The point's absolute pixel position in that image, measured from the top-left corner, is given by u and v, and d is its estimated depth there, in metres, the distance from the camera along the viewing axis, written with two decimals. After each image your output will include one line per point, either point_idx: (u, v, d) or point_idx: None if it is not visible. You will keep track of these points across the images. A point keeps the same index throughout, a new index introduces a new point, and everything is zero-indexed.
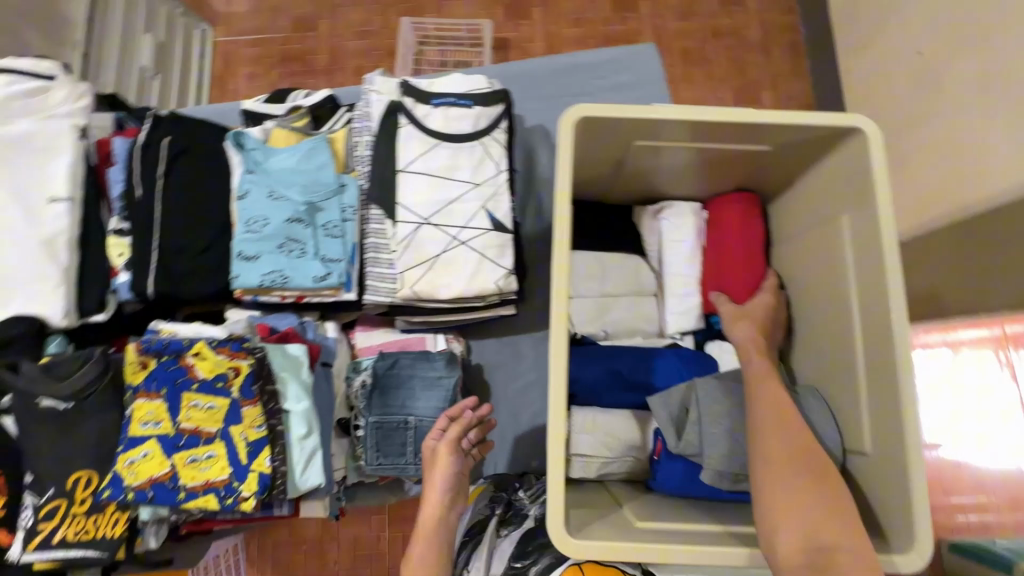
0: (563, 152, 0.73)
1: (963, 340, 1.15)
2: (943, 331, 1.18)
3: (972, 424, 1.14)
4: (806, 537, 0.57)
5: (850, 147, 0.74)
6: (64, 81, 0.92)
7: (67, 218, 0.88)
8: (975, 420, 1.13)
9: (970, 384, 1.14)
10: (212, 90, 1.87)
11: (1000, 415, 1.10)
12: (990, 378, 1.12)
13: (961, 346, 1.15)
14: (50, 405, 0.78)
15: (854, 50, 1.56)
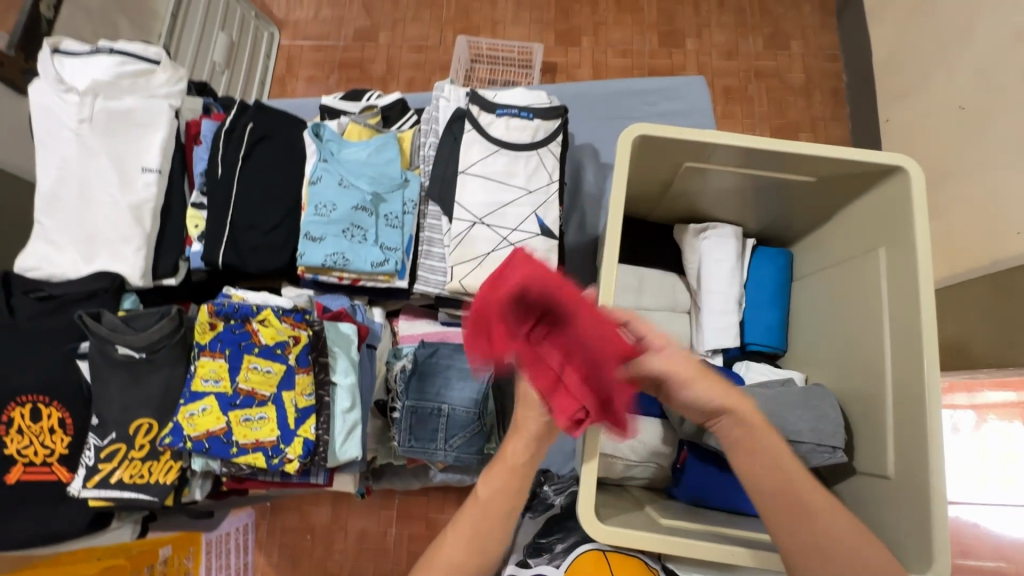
0: (621, 165, 0.79)
1: (988, 403, 1.03)
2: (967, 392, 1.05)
3: (997, 491, 0.99)
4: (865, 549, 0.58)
5: (893, 185, 0.79)
6: (167, 65, 1.00)
7: (155, 187, 0.97)
8: (1000, 485, 0.99)
9: (995, 450, 1.01)
10: (273, 88, 1.99)
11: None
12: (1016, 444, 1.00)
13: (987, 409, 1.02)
14: (125, 354, 0.84)
15: (896, 101, 1.61)
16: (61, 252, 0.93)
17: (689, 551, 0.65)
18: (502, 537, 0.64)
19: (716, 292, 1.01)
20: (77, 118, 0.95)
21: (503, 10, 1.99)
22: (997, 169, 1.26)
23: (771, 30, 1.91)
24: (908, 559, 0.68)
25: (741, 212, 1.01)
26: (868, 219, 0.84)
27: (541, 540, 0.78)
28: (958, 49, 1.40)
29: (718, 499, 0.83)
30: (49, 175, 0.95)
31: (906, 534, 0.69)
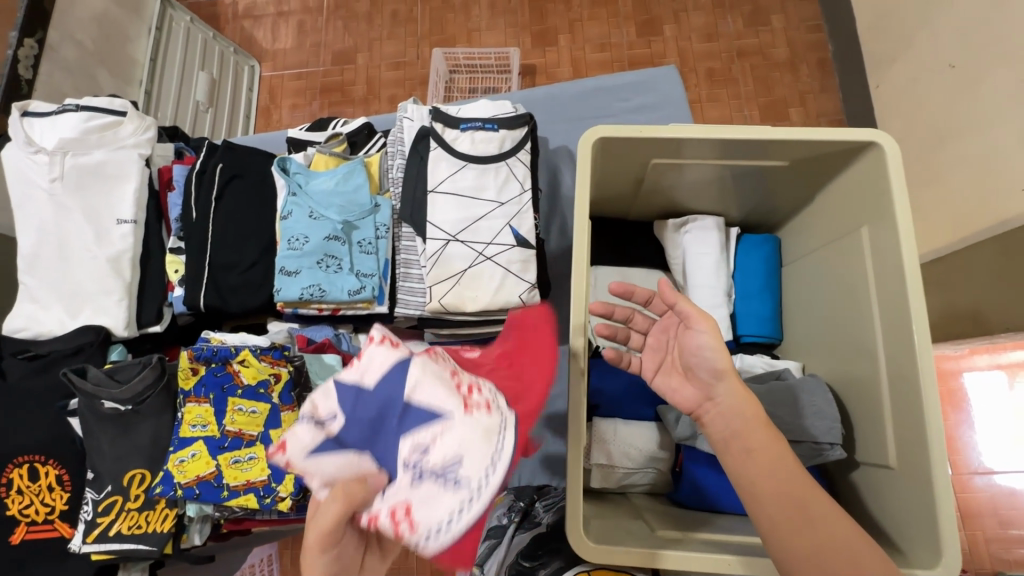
0: (583, 170, 0.78)
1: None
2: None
3: None
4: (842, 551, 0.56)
5: (867, 160, 0.77)
6: (133, 115, 1.02)
7: (131, 237, 0.98)
8: None
9: None
10: (258, 120, 2.01)
11: None
12: None
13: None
14: (112, 408, 0.85)
15: (885, 66, 1.56)
16: (46, 310, 0.95)
17: (682, 562, 0.64)
18: None
19: (704, 288, 0.98)
20: (49, 178, 0.96)
21: (477, 18, 1.98)
22: (994, 125, 1.20)
23: (750, 8, 1.87)
24: (918, 553, 0.65)
25: (721, 202, 0.98)
26: (850, 197, 0.81)
27: (527, 563, 0.78)
28: (940, 6, 1.36)
29: (709, 503, 0.81)
30: (29, 236, 0.96)
31: (911, 525, 0.66)
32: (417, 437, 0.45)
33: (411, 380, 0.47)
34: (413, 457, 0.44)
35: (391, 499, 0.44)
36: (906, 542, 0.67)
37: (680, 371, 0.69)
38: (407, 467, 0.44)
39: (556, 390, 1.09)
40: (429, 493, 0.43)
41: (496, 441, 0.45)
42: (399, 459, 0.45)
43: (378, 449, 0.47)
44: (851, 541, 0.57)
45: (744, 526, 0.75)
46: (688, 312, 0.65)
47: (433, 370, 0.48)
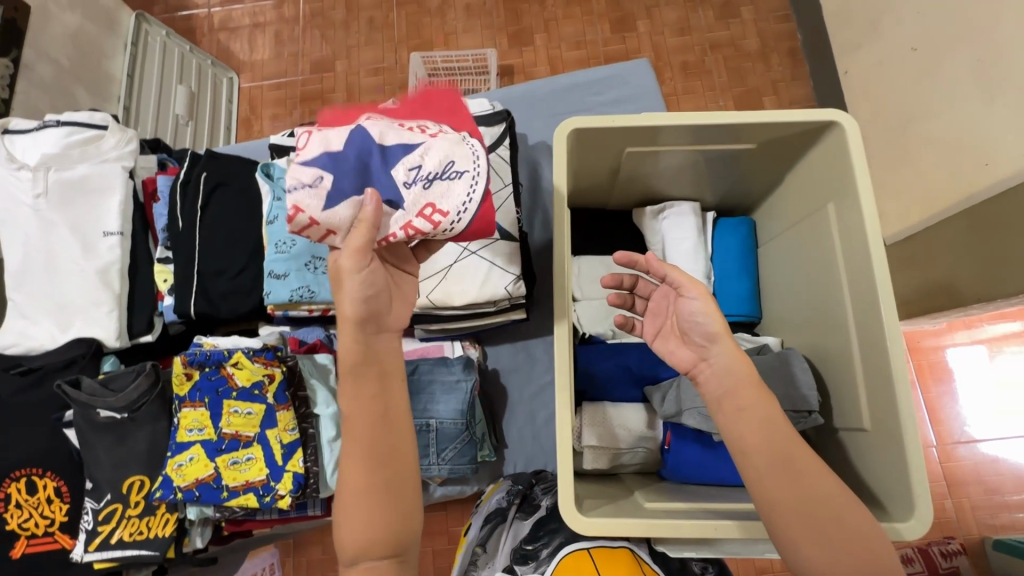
0: (560, 161, 0.80)
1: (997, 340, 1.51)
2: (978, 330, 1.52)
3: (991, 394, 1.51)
4: (822, 510, 0.59)
5: (830, 139, 0.80)
6: (115, 129, 1.02)
7: (119, 249, 0.99)
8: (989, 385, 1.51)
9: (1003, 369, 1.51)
10: (239, 131, 2.01)
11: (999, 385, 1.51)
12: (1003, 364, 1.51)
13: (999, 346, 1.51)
14: (108, 416, 0.86)
15: (852, 51, 1.61)
16: (36, 325, 0.95)
17: (673, 531, 0.66)
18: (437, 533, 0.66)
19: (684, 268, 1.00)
20: (33, 194, 0.97)
21: (454, 21, 2.00)
22: (956, 103, 1.25)
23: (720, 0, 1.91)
24: (894, 508, 0.68)
25: (697, 187, 1.01)
26: (816, 176, 0.84)
27: (528, 547, 0.80)
28: None
29: (702, 476, 0.83)
30: (16, 252, 0.97)
31: (887, 483, 0.69)
32: (407, 160, 0.60)
33: (378, 134, 0.61)
34: (411, 173, 0.60)
35: (414, 207, 0.60)
36: (882, 500, 0.70)
37: (678, 334, 0.70)
38: (412, 179, 0.60)
39: (546, 379, 1.12)
40: (440, 187, 0.60)
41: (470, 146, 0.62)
42: (399, 183, 0.60)
43: (375, 179, 0.60)
44: (829, 501, 0.59)
45: (731, 495, 0.78)
46: (678, 279, 0.69)
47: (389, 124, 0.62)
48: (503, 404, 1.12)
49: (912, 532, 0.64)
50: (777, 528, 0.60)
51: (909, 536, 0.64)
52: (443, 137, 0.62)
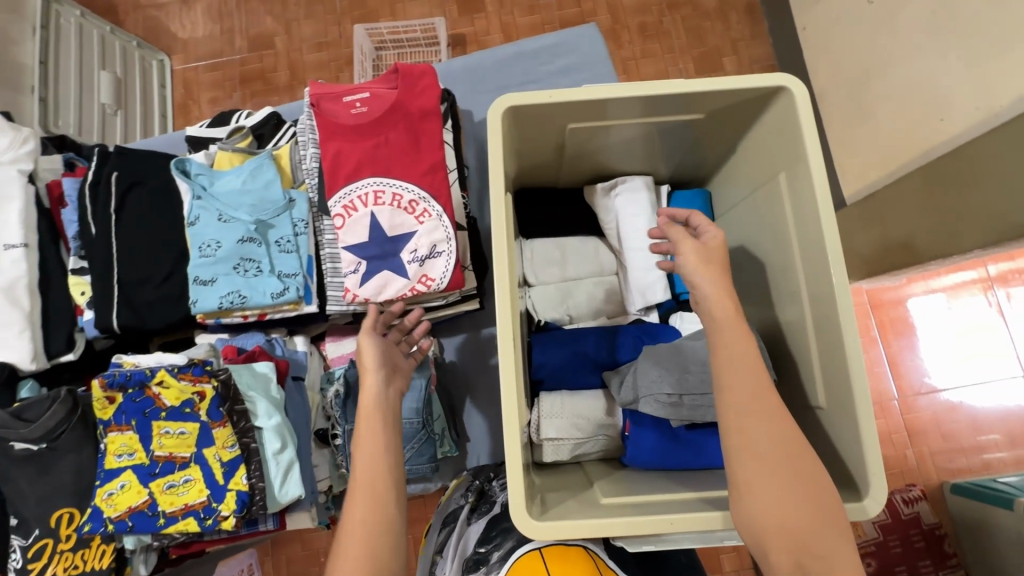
0: (495, 142, 0.74)
1: (948, 285, 1.53)
2: (931, 280, 1.53)
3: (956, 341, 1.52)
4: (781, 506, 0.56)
5: (780, 105, 0.76)
6: (5, 128, 0.92)
7: (24, 263, 0.90)
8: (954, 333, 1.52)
9: (964, 315, 1.52)
10: (177, 119, 1.87)
11: (959, 331, 1.52)
12: (966, 309, 1.52)
13: (955, 292, 1.52)
14: (25, 448, 0.79)
15: (809, 6, 1.56)
16: None
17: (631, 529, 0.64)
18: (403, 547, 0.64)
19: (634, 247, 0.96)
20: None
21: None
22: (912, 56, 1.22)
23: None
24: (848, 486, 0.67)
25: (649, 161, 0.96)
26: (767, 144, 0.81)
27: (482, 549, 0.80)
28: None
29: (665, 459, 0.81)
30: None
31: (843, 459, 0.68)
32: (410, 247, 0.89)
33: (388, 226, 0.89)
34: (413, 254, 0.89)
35: (415, 276, 0.89)
36: (839, 476, 0.69)
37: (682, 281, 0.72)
38: (413, 258, 0.89)
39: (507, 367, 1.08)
40: (430, 263, 0.90)
41: (445, 226, 0.90)
42: (404, 262, 0.89)
43: (391, 261, 0.90)
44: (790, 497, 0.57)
45: (690, 481, 0.76)
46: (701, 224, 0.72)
47: (394, 212, 0.89)
48: (463, 397, 1.08)
49: (868, 511, 0.63)
50: (746, 517, 0.57)
51: (870, 513, 0.63)
52: (428, 221, 0.90)
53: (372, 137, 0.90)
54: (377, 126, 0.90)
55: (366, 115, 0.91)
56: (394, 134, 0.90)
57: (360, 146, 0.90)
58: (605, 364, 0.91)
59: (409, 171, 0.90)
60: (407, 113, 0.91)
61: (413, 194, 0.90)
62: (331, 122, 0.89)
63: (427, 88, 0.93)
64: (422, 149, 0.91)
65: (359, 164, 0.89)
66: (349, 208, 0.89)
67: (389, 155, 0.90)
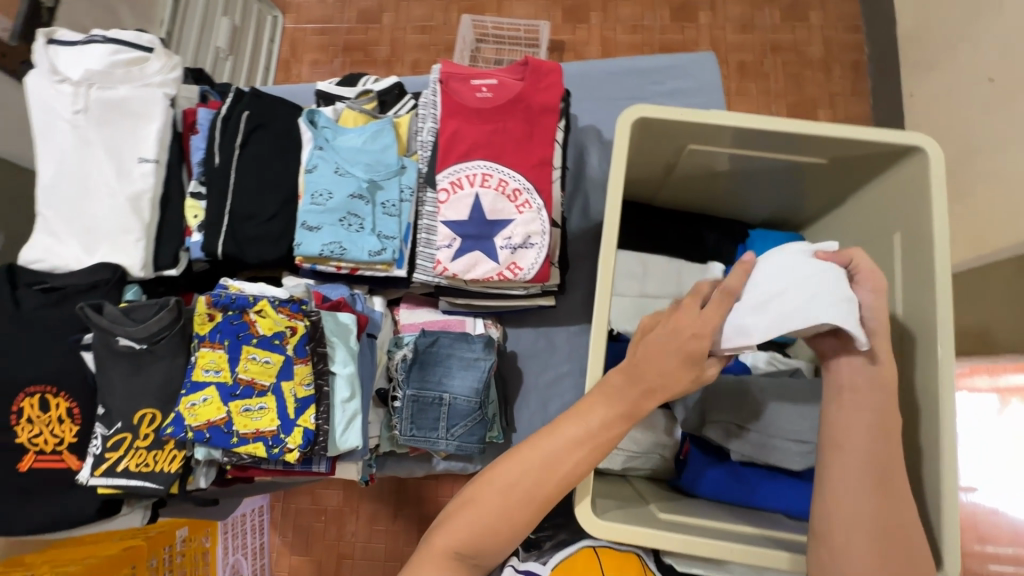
0: (619, 150, 0.76)
1: None
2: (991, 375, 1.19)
3: None
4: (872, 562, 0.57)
5: (909, 165, 0.75)
6: (161, 53, 1.00)
7: (152, 177, 0.96)
8: None
9: None
10: (278, 73, 1.96)
11: None
12: None
13: None
14: (127, 345, 0.86)
15: (919, 73, 1.52)
16: (63, 244, 0.94)
17: (689, 547, 0.65)
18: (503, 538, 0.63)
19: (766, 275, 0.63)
20: (73, 109, 0.95)
21: None
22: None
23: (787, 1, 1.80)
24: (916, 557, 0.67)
25: (752, 197, 0.97)
26: (885, 201, 0.80)
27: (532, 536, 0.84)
28: (985, 15, 1.32)
29: (719, 491, 0.81)
30: (48, 164, 0.95)
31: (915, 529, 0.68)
32: (506, 233, 0.92)
33: (488, 210, 0.92)
34: (507, 241, 0.92)
35: (505, 262, 0.92)
36: None
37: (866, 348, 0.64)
38: (506, 245, 0.92)
39: (566, 368, 1.10)
40: (521, 251, 0.92)
41: (541, 220, 0.92)
42: (497, 246, 0.92)
43: (484, 243, 0.92)
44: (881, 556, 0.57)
45: (743, 518, 0.76)
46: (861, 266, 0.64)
47: (496, 198, 0.92)
48: (516, 388, 1.11)
49: None
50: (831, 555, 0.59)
51: None
52: (528, 212, 0.92)
53: (492, 123, 0.94)
54: (497, 114, 0.94)
55: (490, 102, 0.95)
56: (511, 124, 0.94)
57: (478, 128, 0.93)
58: None
59: (519, 161, 0.93)
60: (527, 106, 0.94)
61: (517, 183, 0.92)
62: (456, 101, 0.94)
63: (551, 86, 0.95)
64: (534, 143, 0.94)
65: (473, 146, 0.93)
66: (456, 187, 0.92)
67: (504, 143, 0.93)
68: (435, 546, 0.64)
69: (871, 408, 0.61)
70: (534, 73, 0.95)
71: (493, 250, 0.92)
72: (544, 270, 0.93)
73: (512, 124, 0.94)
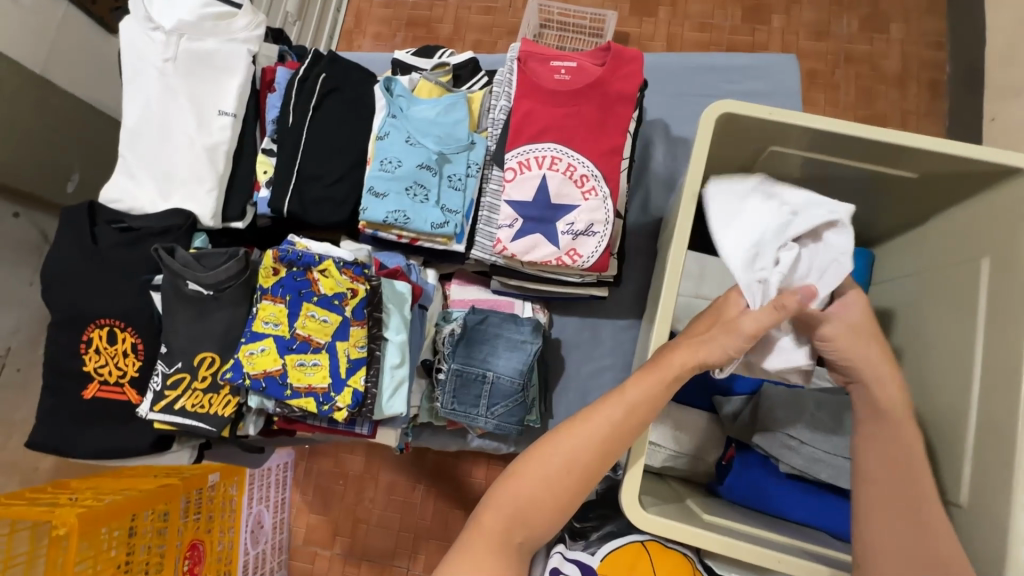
0: (700, 144, 0.75)
1: None
2: None
3: None
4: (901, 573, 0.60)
5: (1010, 188, 0.71)
6: (248, 10, 1.02)
7: (230, 130, 0.99)
8: None
9: None
10: (340, 43, 1.99)
11: None
12: None
13: None
14: (195, 290, 0.89)
15: (1008, 96, 1.43)
16: (140, 187, 0.98)
17: (734, 550, 0.64)
18: (551, 520, 0.62)
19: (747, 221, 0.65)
20: (162, 57, 0.98)
21: None
22: None
23: (869, 10, 1.71)
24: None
25: None
26: (974, 223, 0.76)
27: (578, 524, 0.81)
28: None
29: (764, 501, 0.79)
30: (135, 109, 0.99)
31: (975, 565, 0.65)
32: (569, 219, 0.91)
33: (554, 193, 0.91)
34: (569, 227, 0.91)
35: (565, 248, 0.91)
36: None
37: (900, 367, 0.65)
38: (568, 231, 0.91)
39: (609, 361, 1.09)
40: (582, 239, 0.91)
41: (606, 209, 0.91)
42: (559, 231, 0.91)
43: (546, 227, 0.92)
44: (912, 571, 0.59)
45: (788, 530, 0.75)
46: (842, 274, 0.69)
47: (563, 183, 0.91)
48: (557, 375, 1.10)
49: None
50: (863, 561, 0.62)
51: None
52: (593, 199, 0.91)
53: (566, 107, 0.93)
54: (573, 99, 0.93)
55: (567, 85, 0.94)
56: (586, 110, 0.92)
57: (552, 111, 0.93)
58: (719, 389, 0.90)
59: (589, 148, 0.92)
60: (604, 93, 0.93)
61: (585, 171, 0.91)
62: (533, 81, 0.93)
63: (632, 73, 0.93)
64: (608, 131, 0.92)
65: (546, 129, 0.92)
66: (523, 168, 0.92)
67: (577, 127, 0.92)
68: (484, 529, 0.62)
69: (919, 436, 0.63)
70: (615, 60, 0.93)
71: (554, 235, 0.92)
72: (602, 261, 0.92)
73: (587, 110, 0.92)
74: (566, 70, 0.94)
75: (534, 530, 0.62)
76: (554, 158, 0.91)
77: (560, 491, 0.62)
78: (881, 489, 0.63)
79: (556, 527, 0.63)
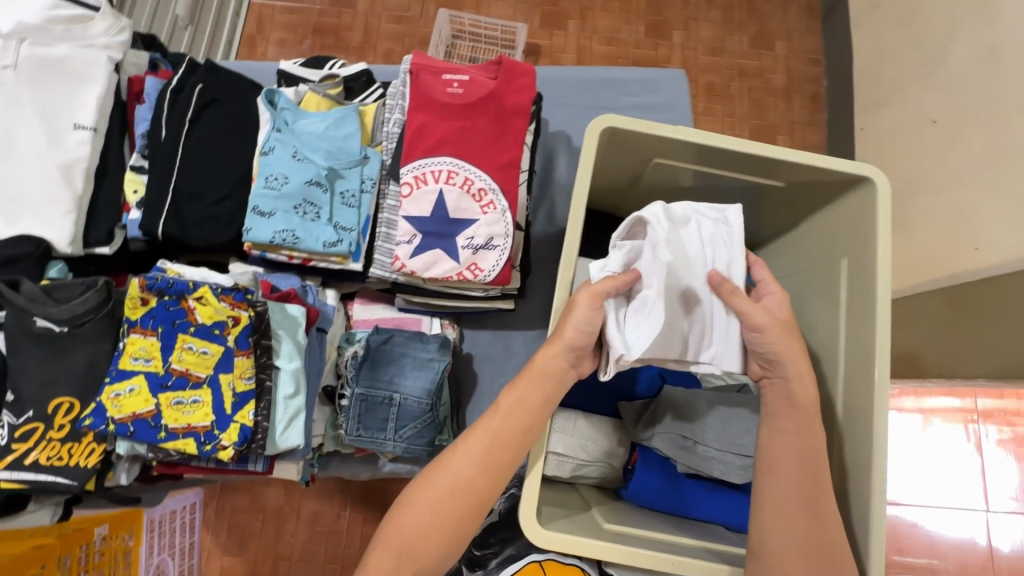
0: (586, 157, 0.76)
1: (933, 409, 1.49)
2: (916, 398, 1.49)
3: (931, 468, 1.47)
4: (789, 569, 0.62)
5: (859, 195, 0.78)
6: (107, 13, 0.92)
7: (89, 146, 0.89)
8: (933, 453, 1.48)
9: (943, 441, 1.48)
10: (241, 49, 1.87)
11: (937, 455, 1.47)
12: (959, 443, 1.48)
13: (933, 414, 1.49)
14: (45, 327, 0.79)
15: (871, 108, 1.60)
16: None
17: (631, 558, 0.65)
18: (446, 546, 0.62)
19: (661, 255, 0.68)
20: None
21: None
22: (963, 182, 1.26)
23: (757, 29, 1.85)
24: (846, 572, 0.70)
25: None
26: (833, 227, 0.83)
27: (478, 552, 0.80)
28: (934, 62, 1.40)
29: (665, 501, 0.81)
30: None
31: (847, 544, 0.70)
32: (468, 233, 0.90)
33: (452, 208, 0.90)
34: (468, 241, 0.90)
35: (466, 262, 0.90)
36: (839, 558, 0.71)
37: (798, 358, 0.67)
38: (468, 245, 0.90)
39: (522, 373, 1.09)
40: (482, 252, 0.90)
41: (505, 222, 0.91)
42: (459, 246, 0.90)
43: (445, 242, 0.90)
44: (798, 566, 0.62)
45: (686, 528, 0.77)
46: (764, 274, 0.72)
47: (460, 197, 0.90)
48: (470, 391, 1.09)
49: None
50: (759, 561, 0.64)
51: None
52: (492, 213, 0.90)
53: (460, 120, 0.92)
54: (466, 112, 0.92)
55: (460, 99, 0.93)
56: (479, 123, 0.92)
57: (446, 124, 0.91)
58: (623, 394, 0.93)
59: (484, 161, 0.91)
60: (497, 106, 0.93)
61: (482, 184, 0.91)
62: (425, 94, 0.91)
63: (524, 87, 0.94)
64: (502, 143, 0.92)
65: (440, 142, 0.91)
66: (419, 183, 0.90)
67: (471, 140, 0.91)
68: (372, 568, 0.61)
69: (797, 432, 0.66)
70: (507, 74, 0.94)
71: (453, 250, 0.90)
72: (505, 274, 0.92)
73: (480, 123, 0.92)
74: (458, 84, 0.93)
75: (429, 558, 0.61)
76: (450, 172, 0.90)
77: (454, 514, 0.61)
78: (774, 485, 0.65)
79: (455, 553, 0.62)
